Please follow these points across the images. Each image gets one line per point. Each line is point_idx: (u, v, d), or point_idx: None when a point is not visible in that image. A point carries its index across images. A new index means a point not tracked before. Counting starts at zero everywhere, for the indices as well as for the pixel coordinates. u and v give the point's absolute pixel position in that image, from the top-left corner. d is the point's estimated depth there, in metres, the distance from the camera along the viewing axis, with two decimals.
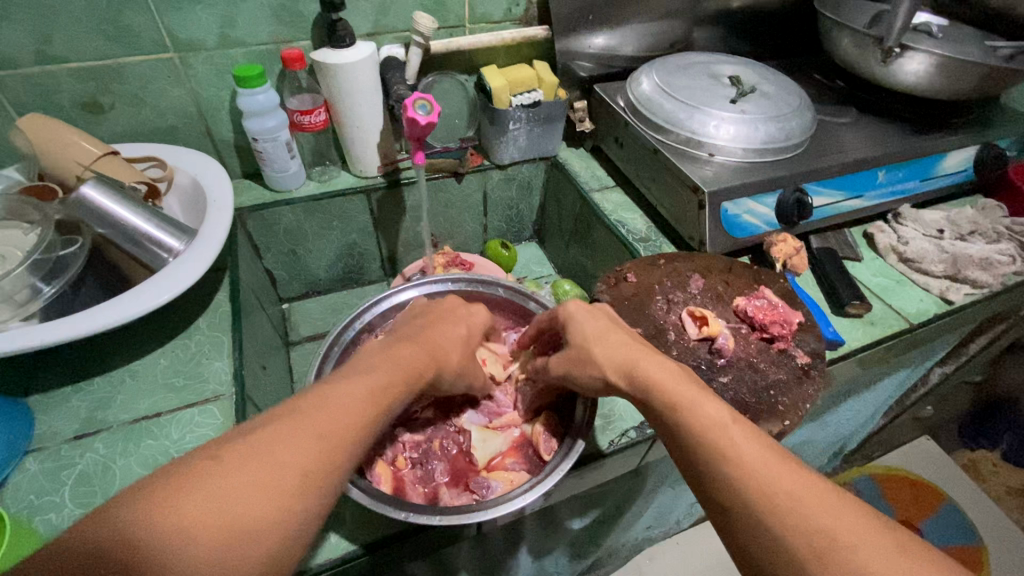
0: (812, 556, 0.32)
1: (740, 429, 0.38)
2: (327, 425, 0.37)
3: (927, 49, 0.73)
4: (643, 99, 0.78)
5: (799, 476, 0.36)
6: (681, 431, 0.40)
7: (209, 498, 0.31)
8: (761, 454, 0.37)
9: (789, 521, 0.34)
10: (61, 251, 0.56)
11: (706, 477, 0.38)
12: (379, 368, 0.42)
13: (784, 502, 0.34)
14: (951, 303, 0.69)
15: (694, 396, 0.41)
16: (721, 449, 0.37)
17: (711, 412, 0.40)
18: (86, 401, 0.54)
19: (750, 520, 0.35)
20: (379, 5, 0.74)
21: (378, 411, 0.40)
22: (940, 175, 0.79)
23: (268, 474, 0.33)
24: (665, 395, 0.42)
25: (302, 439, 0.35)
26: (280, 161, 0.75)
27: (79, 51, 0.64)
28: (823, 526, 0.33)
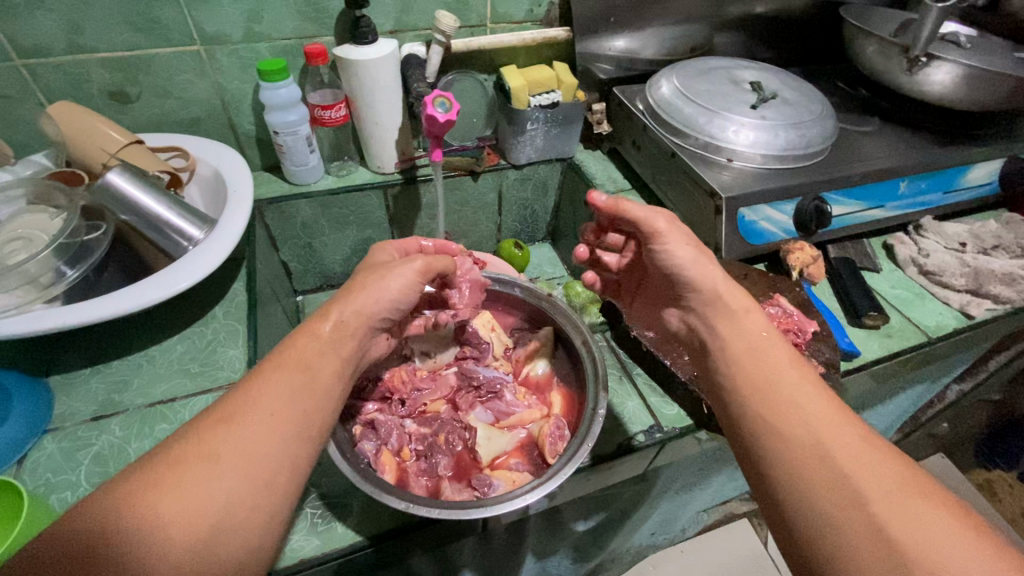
0: (874, 496, 0.34)
1: (797, 379, 0.41)
2: (239, 407, 0.38)
3: (954, 59, 0.71)
4: (662, 102, 0.77)
5: (858, 429, 0.38)
6: (747, 369, 0.43)
7: (129, 490, 0.33)
8: (824, 406, 0.39)
9: (850, 464, 0.36)
10: (85, 236, 0.58)
11: (767, 418, 0.39)
12: (289, 344, 0.43)
13: (845, 444, 0.37)
14: (972, 318, 0.68)
15: (759, 341, 0.44)
16: (784, 394, 0.40)
17: (780, 360, 0.42)
18: (104, 383, 0.55)
19: (815, 455, 0.36)
20: (402, 3, 0.75)
21: (297, 380, 0.41)
22: (964, 187, 0.78)
23: (180, 461, 0.35)
24: (746, 335, 0.45)
25: (214, 426, 0.37)
26: (300, 155, 0.76)
27: (109, 41, 0.66)
28: (884, 475, 0.35)
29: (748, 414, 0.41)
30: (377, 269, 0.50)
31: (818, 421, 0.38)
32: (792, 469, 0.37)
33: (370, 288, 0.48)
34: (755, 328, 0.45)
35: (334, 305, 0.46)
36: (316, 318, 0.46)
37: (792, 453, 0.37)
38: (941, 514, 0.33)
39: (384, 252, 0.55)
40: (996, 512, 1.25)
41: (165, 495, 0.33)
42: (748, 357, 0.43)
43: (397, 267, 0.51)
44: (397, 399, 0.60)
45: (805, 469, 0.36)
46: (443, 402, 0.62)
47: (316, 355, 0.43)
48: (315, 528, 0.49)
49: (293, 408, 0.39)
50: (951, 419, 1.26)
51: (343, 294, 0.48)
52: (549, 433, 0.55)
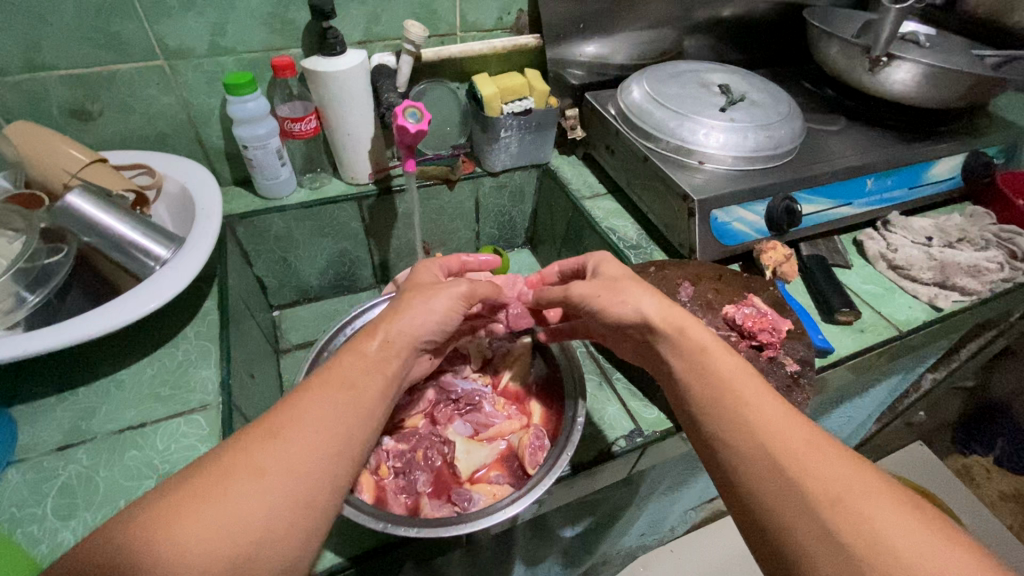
0: (826, 503, 0.34)
1: (748, 386, 0.42)
2: (284, 422, 0.38)
3: (913, 59, 0.73)
4: (633, 107, 0.78)
5: (808, 434, 0.38)
6: (694, 387, 0.43)
7: (176, 500, 0.33)
8: (776, 416, 0.39)
9: (803, 471, 0.36)
10: (46, 260, 0.56)
11: (713, 430, 0.41)
12: (336, 362, 0.43)
13: (797, 448, 0.37)
14: (940, 310, 0.70)
15: (699, 354, 0.44)
16: (738, 403, 0.40)
17: (723, 369, 0.43)
18: (70, 411, 0.53)
19: (770, 468, 0.37)
20: (370, 13, 0.74)
21: (342, 398, 0.41)
22: (928, 183, 0.80)
23: (228, 474, 0.34)
24: (695, 355, 0.45)
25: (261, 440, 0.37)
26: (270, 168, 0.75)
27: (68, 58, 0.64)
28: (834, 478, 0.35)
29: (707, 425, 0.41)
30: (425, 288, 0.50)
31: (768, 435, 0.38)
32: (749, 484, 0.38)
33: (417, 310, 0.48)
34: (694, 340, 0.45)
35: (382, 324, 0.47)
36: (365, 338, 0.46)
37: (748, 466, 0.38)
38: (896, 512, 0.34)
39: (426, 274, 0.56)
40: (972, 495, 1.28)
41: (210, 505, 0.33)
42: (692, 375, 0.44)
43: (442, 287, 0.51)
44: None
45: (759, 480, 0.37)
46: (421, 416, 0.60)
47: (362, 374, 0.43)
48: None
49: (337, 424, 0.39)
50: (927, 407, 1.29)
51: (392, 311, 0.48)
52: (528, 444, 0.54)
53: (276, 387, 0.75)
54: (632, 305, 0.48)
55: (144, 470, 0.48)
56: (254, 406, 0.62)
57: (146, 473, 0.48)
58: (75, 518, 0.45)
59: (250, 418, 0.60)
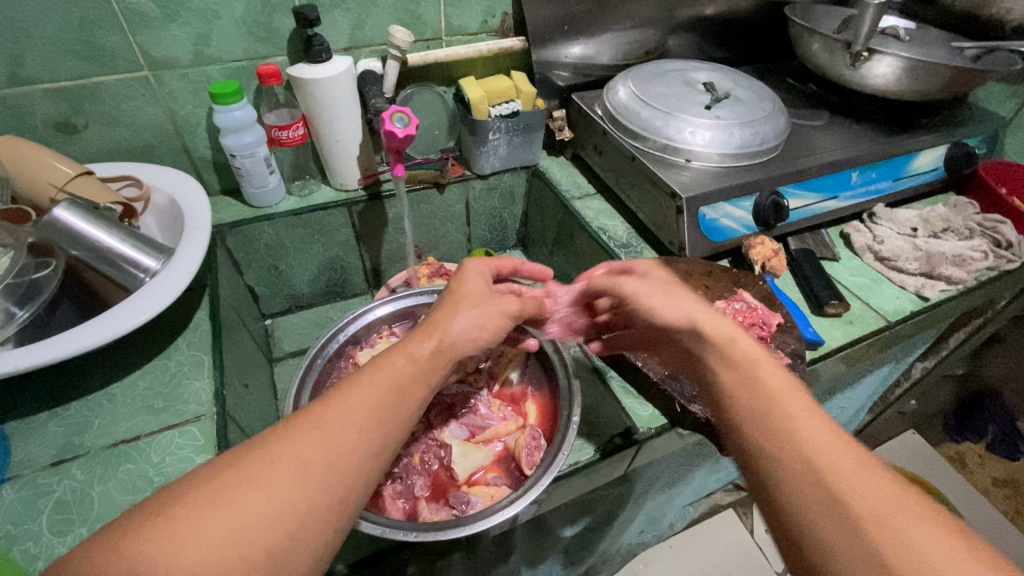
0: (871, 522, 0.33)
1: (794, 399, 0.41)
2: (330, 416, 0.39)
3: (894, 53, 0.74)
4: (620, 108, 0.79)
5: (853, 451, 0.37)
6: (739, 395, 0.43)
7: (226, 479, 0.34)
8: (823, 430, 0.38)
9: (848, 486, 0.35)
10: (35, 274, 0.56)
11: (752, 437, 0.40)
12: (388, 360, 0.44)
13: (842, 463, 0.36)
14: (927, 300, 0.71)
15: (749, 366, 0.44)
16: (786, 413, 0.40)
17: (770, 380, 0.42)
18: (63, 426, 0.53)
19: (808, 479, 0.36)
20: (355, 20, 0.74)
21: (387, 401, 0.41)
22: (912, 174, 0.81)
23: (274, 462, 0.35)
24: (743, 365, 0.44)
25: (306, 431, 0.38)
26: (259, 177, 0.75)
27: (52, 71, 0.64)
28: (880, 497, 0.34)
29: (748, 429, 0.41)
30: (475, 292, 0.51)
31: (812, 447, 0.37)
32: (785, 490, 0.37)
33: (467, 314, 0.48)
34: (743, 352, 0.45)
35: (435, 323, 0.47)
36: (418, 338, 0.46)
37: (785, 473, 0.37)
38: (943, 537, 0.32)
39: (473, 275, 0.53)
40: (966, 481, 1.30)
41: (252, 489, 0.34)
42: (737, 384, 0.43)
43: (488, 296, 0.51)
44: None
45: (797, 490, 0.36)
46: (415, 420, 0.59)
47: (411, 378, 0.43)
48: None
49: (375, 429, 0.39)
50: (919, 396, 1.30)
51: (443, 313, 0.48)
52: (525, 445, 0.55)
53: (270, 396, 0.74)
54: (683, 311, 0.50)
55: (140, 483, 0.48)
56: (249, 415, 0.62)
57: (142, 485, 0.48)
58: (71, 534, 0.45)
59: (245, 427, 0.60)
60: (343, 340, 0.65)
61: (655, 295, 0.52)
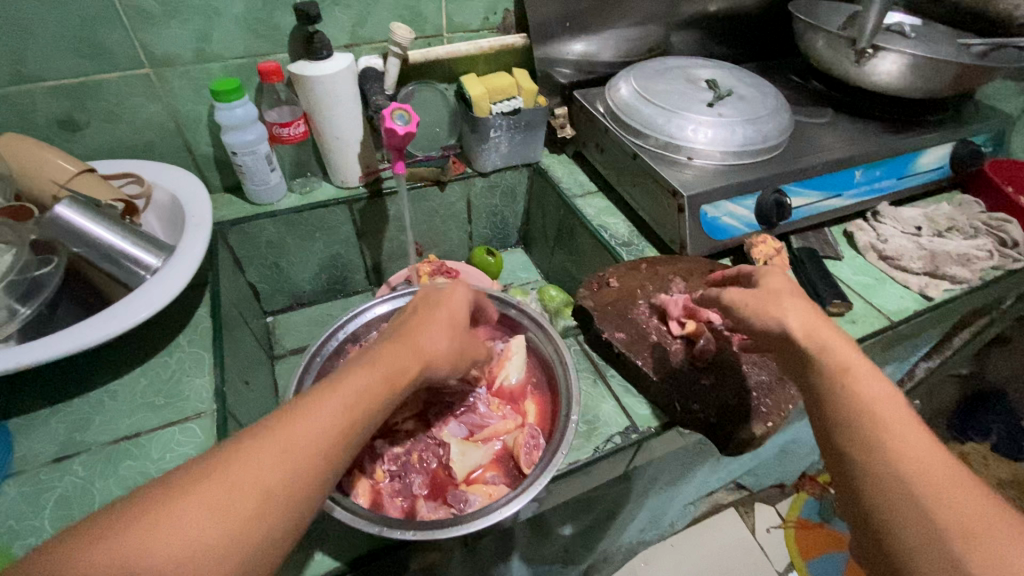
0: (964, 542, 0.31)
1: (894, 410, 0.38)
2: (279, 435, 0.35)
3: (899, 49, 0.74)
4: (622, 105, 0.78)
5: (990, 497, 0.33)
6: (835, 402, 0.40)
7: (180, 504, 0.31)
8: (925, 446, 0.36)
9: (946, 504, 0.33)
10: (37, 271, 0.56)
11: (844, 443, 0.38)
12: (356, 374, 0.41)
13: (939, 478, 0.34)
14: (931, 299, 0.70)
15: (855, 385, 0.40)
16: (881, 423, 0.37)
17: (870, 389, 0.39)
18: (64, 423, 0.53)
19: (899, 492, 0.34)
20: (356, 17, 0.74)
21: (340, 417, 0.38)
22: (917, 172, 0.81)
23: (233, 489, 0.33)
24: (844, 383, 0.40)
25: (254, 450, 0.34)
26: (260, 174, 0.75)
27: (53, 69, 0.64)
28: (980, 517, 0.32)
29: (841, 432, 0.39)
30: (438, 314, 0.49)
31: (911, 458, 0.35)
32: (875, 500, 0.35)
33: (429, 332, 0.47)
34: (835, 360, 0.42)
35: (410, 342, 0.45)
36: (391, 355, 0.44)
37: (879, 484, 0.35)
38: None
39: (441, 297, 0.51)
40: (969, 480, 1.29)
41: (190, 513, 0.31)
42: (834, 390, 0.40)
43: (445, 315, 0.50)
44: None
45: (887, 504, 0.34)
46: (412, 419, 0.59)
47: (366, 396, 0.40)
48: (291, 558, 0.48)
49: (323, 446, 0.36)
50: (923, 395, 1.30)
51: (406, 334, 0.46)
52: (523, 442, 0.55)
53: (271, 393, 0.75)
54: (779, 319, 0.46)
55: (140, 479, 0.48)
56: (249, 412, 0.62)
57: (143, 482, 0.48)
58: (72, 530, 0.45)
59: (246, 425, 0.60)
60: (342, 338, 0.65)
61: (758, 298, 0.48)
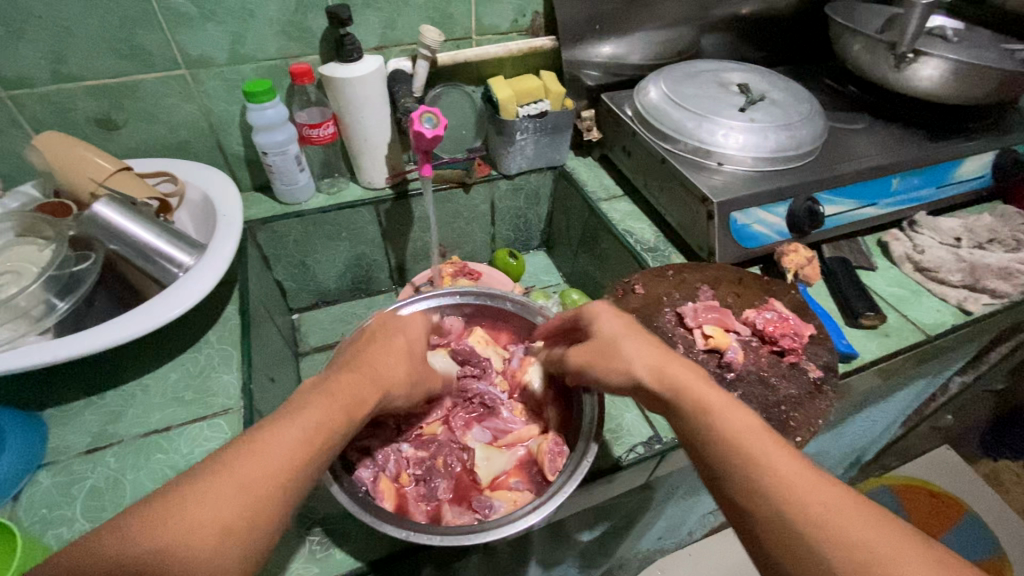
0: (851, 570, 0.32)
1: (759, 439, 0.39)
2: (247, 456, 0.37)
3: (942, 54, 0.71)
4: (650, 108, 0.77)
5: (831, 487, 0.36)
6: (710, 443, 0.40)
7: (149, 537, 0.32)
8: (799, 470, 0.37)
9: (830, 535, 0.34)
10: (75, 268, 0.57)
11: (729, 483, 0.39)
12: (311, 404, 0.42)
13: (817, 501, 0.35)
14: (970, 314, 0.68)
15: (708, 409, 0.42)
16: (755, 458, 0.38)
17: (736, 423, 0.40)
18: (98, 415, 0.54)
19: (789, 533, 0.35)
20: (386, 19, 0.74)
21: (311, 433, 0.40)
22: (957, 181, 0.78)
23: (192, 525, 0.33)
24: (689, 400, 0.43)
25: (220, 472, 0.36)
26: (289, 174, 0.76)
27: (93, 69, 0.66)
28: (864, 532, 0.34)
29: (722, 471, 0.39)
30: (385, 337, 0.52)
31: (787, 486, 0.36)
32: (770, 540, 0.36)
33: (380, 348, 0.50)
34: (700, 397, 0.43)
35: (368, 374, 0.47)
36: (347, 385, 0.45)
37: (768, 524, 0.36)
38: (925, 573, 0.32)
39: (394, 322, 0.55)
40: (1001, 499, 1.25)
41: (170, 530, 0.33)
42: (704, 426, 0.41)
43: (391, 335, 0.52)
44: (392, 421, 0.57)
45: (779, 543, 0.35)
46: (439, 423, 0.60)
47: (329, 411, 0.42)
48: (314, 556, 0.49)
49: (289, 458, 0.38)
50: (955, 411, 1.25)
51: (358, 354, 0.49)
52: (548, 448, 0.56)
53: (296, 390, 0.76)
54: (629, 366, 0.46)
55: (169, 473, 0.49)
56: (275, 409, 0.63)
57: (171, 476, 0.49)
58: (103, 520, 0.47)
59: None
60: None
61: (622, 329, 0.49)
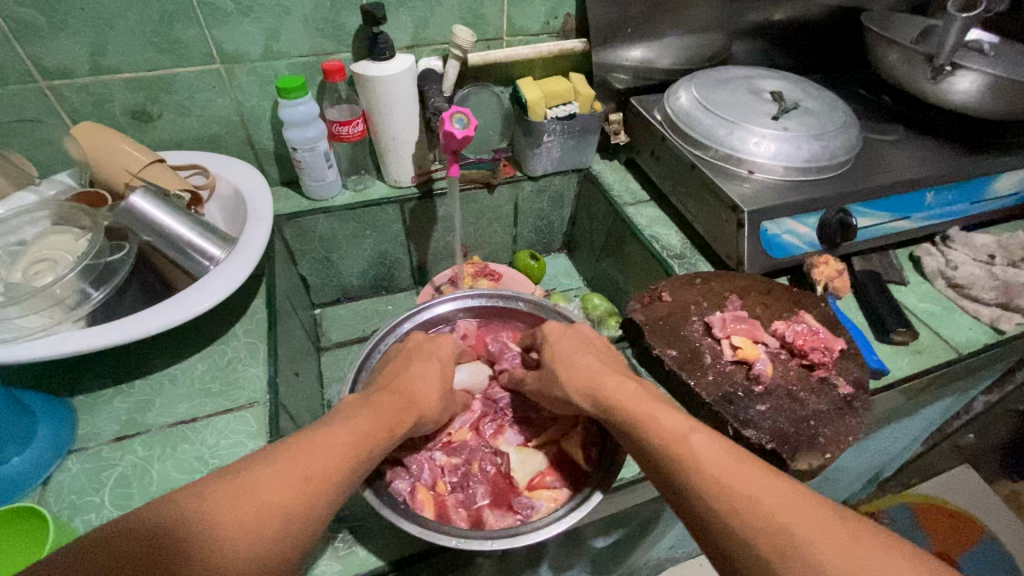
0: (772, 554, 0.36)
1: (692, 439, 0.42)
2: (301, 451, 0.39)
3: (979, 69, 0.70)
4: (680, 113, 0.77)
5: (754, 470, 0.40)
6: (651, 446, 0.44)
7: (220, 512, 0.34)
8: (723, 460, 0.40)
9: (752, 523, 0.37)
10: (109, 257, 0.58)
11: (674, 480, 0.42)
12: (359, 417, 0.45)
13: (741, 486, 0.38)
14: (1003, 333, 0.66)
15: (647, 414, 0.45)
16: (683, 458, 0.41)
17: (669, 424, 0.44)
18: (127, 403, 0.55)
19: (723, 524, 0.38)
20: (419, 18, 0.75)
21: (361, 439, 0.42)
22: (993, 197, 0.76)
23: (257, 500, 0.35)
24: (626, 413, 0.47)
25: (269, 460, 0.38)
26: (317, 170, 0.76)
27: (131, 62, 0.66)
28: (787, 512, 0.37)
29: (666, 471, 0.42)
30: (422, 355, 0.54)
31: (714, 478, 0.39)
32: (714, 530, 0.39)
33: (423, 367, 0.53)
34: (641, 409, 0.46)
35: (405, 393, 0.49)
36: (391, 401, 0.47)
37: (706, 515, 0.39)
38: (836, 549, 0.34)
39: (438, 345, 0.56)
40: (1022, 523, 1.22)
41: (229, 508, 0.35)
42: (645, 429, 0.45)
43: (425, 354, 0.55)
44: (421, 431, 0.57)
45: (721, 532, 0.38)
46: (468, 429, 0.60)
47: (374, 424, 0.44)
48: (336, 552, 0.49)
49: (335, 456, 0.40)
50: (977, 430, 1.23)
51: (405, 376, 0.51)
52: (582, 443, 0.55)
53: (317, 384, 0.76)
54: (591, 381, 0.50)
55: (195, 464, 0.50)
56: (298, 403, 0.63)
57: (198, 467, 0.50)
58: (131, 508, 0.47)
59: (295, 416, 0.61)
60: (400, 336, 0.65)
61: (578, 349, 0.54)
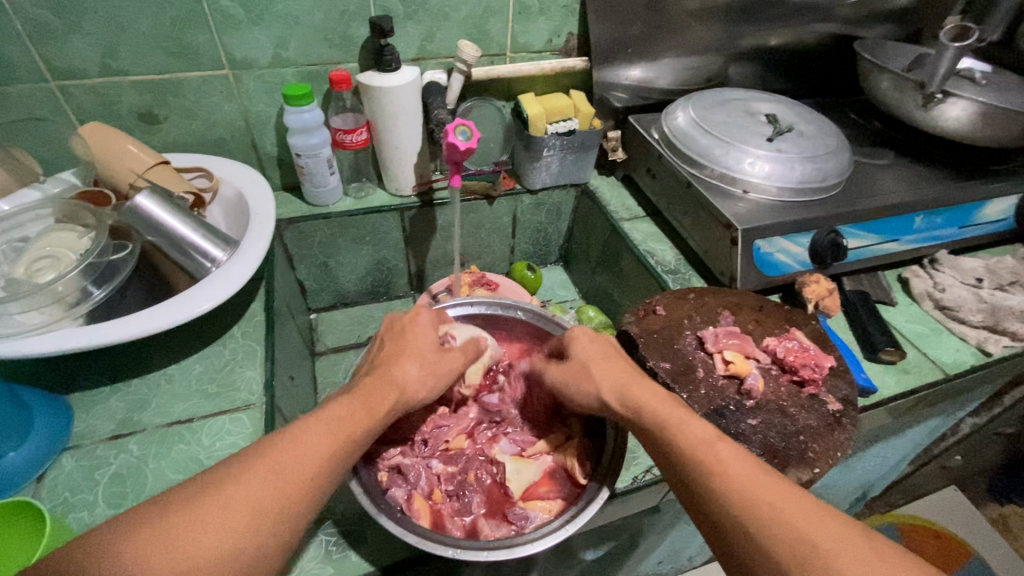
0: (794, 564, 0.36)
1: (717, 448, 0.43)
2: (280, 451, 0.39)
3: (969, 97, 0.72)
4: (677, 132, 0.79)
5: (778, 484, 0.40)
6: (676, 452, 0.44)
7: (192, 514, 0.35)
8: (749, 472, 0.41)
9: (775, 532, 0.38)
10: (111, 256, 0.59)
11: (695, 486, 0.42)
12: (336, 404, 0.44)
13: (765, 498, 0.39)
14: (989, 355, 0.68)
15: (676, 421, 0.46)
16: (709, 465, 0.42)
17: (697, 431, 0.44)
18: (123, 402, 0.55)
19: (743, 531, 0.39)
20: (425, 32, 0.77)
21: (334, 432, 0.42)
22: (980, 222, 0.78)
23: (225, 499, 0.36)
24: (654, 417, 0.47)
25: (251, 463, 0.38)
26: (320, 176, 0.77)
27: (141, 65, 0.68)
28: (810, 525, 0.38)
29: (688, 476, 0.43)
30: (405, 334, 0.53)
31: (740, 487, 0.40)
32: (733, 538, 0.39)
33: (404, 351, 0.52)
34: (668, 415, 0.46)
35: (388, 376, 0.49)
36: (369, 389, 0.47)
37: (726, 521, 0.40)
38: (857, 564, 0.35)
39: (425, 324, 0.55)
40: (1008, 545, 1.22)
41: (197, 511, 0.35)
42: (671, 435, 0.45)
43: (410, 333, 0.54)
44: (420, 440, 0.58)
45: (740, 540, 0.39)
46: (464, 437, 0.60)
47: (350, 415, 0.44)
48: (329, 556, 0.49)
49: (305, 452, 0.40)
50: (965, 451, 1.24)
51: (389, 361, 0.50)
52: (577, 455, 0.56)
53: (311, 388, 0.76)
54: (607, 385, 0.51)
55: (190, 465, 0.50)
56: (293, 407, 0.64)
57: (192, 467, 0.50)
58: (124, 506, 0.47)
59: (289, 419, 0.62)
60: None
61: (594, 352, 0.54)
